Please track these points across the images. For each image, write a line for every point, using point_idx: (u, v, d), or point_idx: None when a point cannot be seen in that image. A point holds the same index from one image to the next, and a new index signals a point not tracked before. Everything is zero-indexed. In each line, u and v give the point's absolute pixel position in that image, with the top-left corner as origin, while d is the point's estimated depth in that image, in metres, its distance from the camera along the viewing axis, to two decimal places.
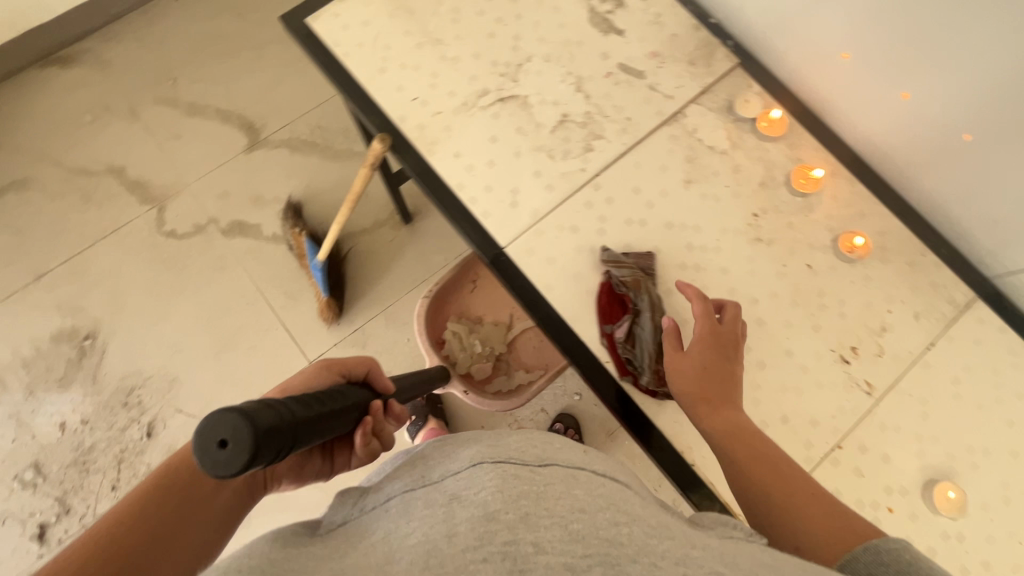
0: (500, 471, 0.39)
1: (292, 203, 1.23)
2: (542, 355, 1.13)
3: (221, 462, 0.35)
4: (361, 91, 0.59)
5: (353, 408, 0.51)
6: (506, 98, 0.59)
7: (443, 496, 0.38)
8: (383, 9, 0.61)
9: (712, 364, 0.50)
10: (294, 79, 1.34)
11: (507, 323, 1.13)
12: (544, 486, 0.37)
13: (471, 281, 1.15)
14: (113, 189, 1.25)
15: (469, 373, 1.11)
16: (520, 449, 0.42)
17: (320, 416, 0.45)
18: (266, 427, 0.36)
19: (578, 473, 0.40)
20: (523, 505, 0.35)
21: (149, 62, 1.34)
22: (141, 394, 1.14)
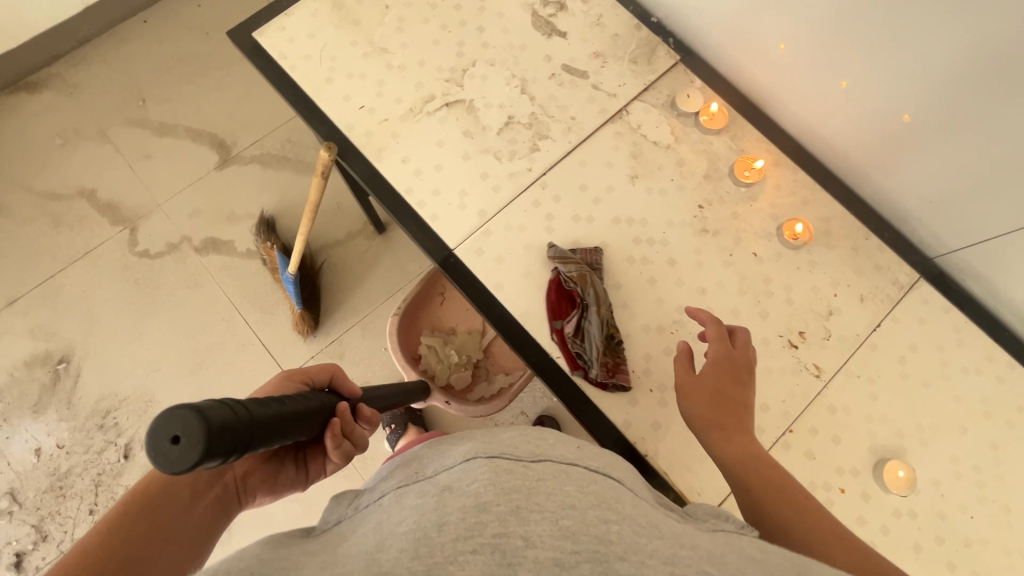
0: (493, 465, 0.38)
1: (265, 218, 1.24)
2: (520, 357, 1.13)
3: (171, 459, 0.33)
4: (310, 101, 0.60)
5: (319, 412, 0.50)
6: (452, 103, 0.60)
7: (436, 488, 0.38)
8: (329, 20, 0.62)
9: (723, 386, 0.50)
10: (263, 95, 1.35)
11: (480, 330, 1.12)
12: (535, 479, 0.37)
13: (439, 296, 1.15)
14: (84, 211, 1.25)
15: (449, 384, 1.10)
16: (515, 444, 0.42)
17: (281, 414, 0.44)
18: (222, 423, 0.35)
19: (572, 466, 0.39)
20: (516, 498, 0.35)
21: (117, 84, 1.34)
22: (117, 416, 1.13)
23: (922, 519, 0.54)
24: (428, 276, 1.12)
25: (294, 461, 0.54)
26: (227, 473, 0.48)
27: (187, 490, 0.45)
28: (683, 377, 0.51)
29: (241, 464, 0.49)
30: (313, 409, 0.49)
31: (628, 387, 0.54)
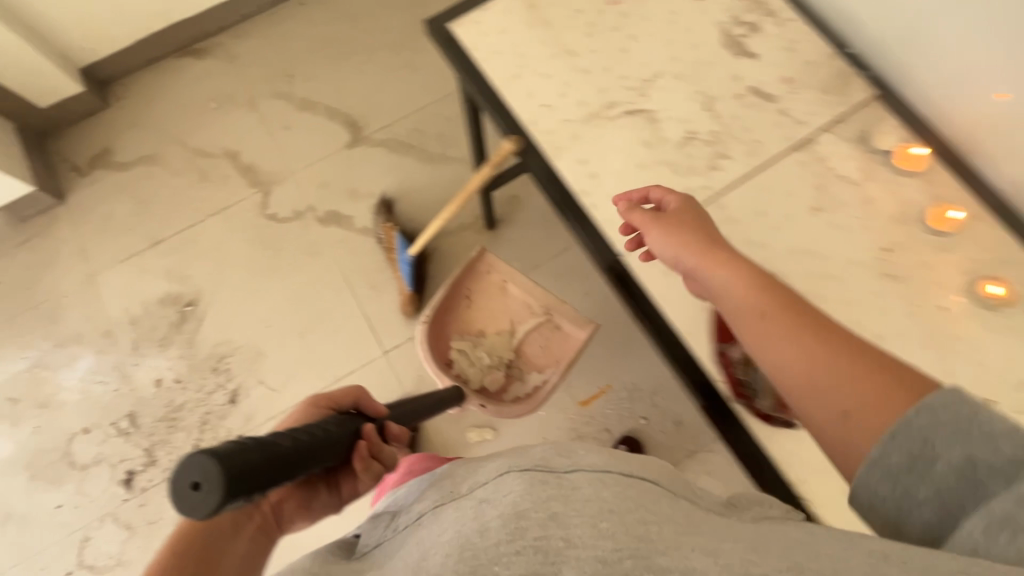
0: (528, 477, 0.38)
1: (386, 199, 1.29)
2: (552, 353, 1.12)
3: (195, 502, 0.39)
4: (494, 94, 0.62)
5: (343, 443, 0.55)
6: (633, 112, 0.60)
7: (473, 502, 0.39)
8: (520, 19, 0.64)
9: (696, 228, 0.54)
10: (397, 82, 1.41)
11: (508, 330, 1.14)
12: (571, 488, 0.37)
13: (464, 300, 1.15)
14: (227, 171, 1.36)
15: (484, 387, 1.12)
16: (547, 456, 0.41)
17: (299, 447, 0.50)
18: (235, 467, 0.41)
19: (608, 472, 0.39)
20: (552, 505, 0.35)
21: (271, 58, 1.45)
22: (230, 362, 1.22)
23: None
24: (451, 284, 1.12)
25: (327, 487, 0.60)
26: (262, 504, 0.56)
27: (230, 521, 0.52)
28: (657, 225, 0.54)
29: (274, 495, 0.57)
30: (333, 441, 0.54)
31: (793, 425, 0.55)
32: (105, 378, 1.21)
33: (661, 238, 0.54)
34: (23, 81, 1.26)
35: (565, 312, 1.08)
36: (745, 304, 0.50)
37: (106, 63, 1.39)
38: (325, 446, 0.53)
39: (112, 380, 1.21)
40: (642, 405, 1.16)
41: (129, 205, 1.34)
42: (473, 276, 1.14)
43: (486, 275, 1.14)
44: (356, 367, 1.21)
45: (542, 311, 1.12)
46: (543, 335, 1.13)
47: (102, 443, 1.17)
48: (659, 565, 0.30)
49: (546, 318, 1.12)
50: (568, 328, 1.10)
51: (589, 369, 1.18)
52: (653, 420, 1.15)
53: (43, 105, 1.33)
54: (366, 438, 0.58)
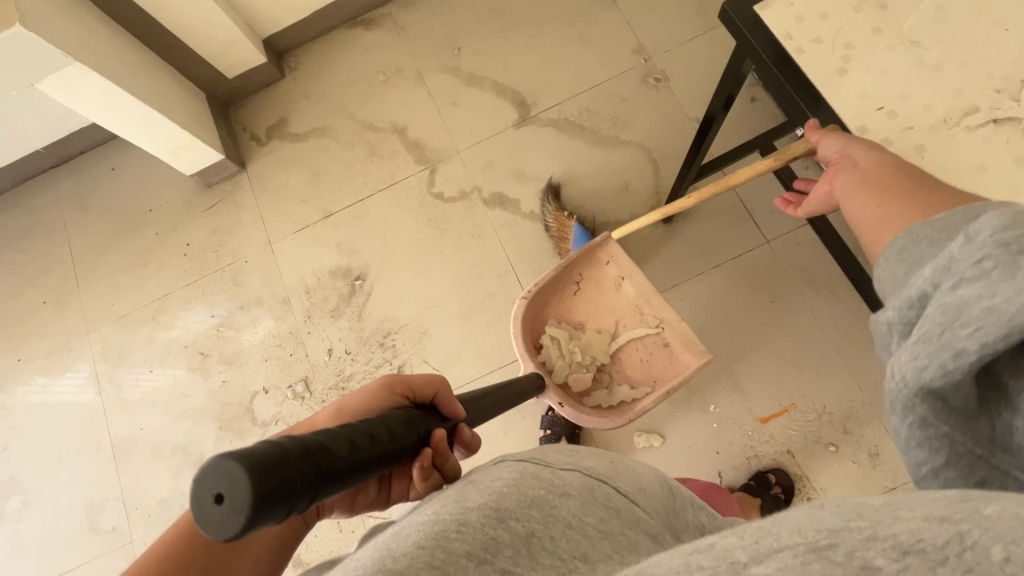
0: (520, 468, 0.34)
1: (554, 184, 1.24)
2: (650, 371, 1.04)
3: (217, 521, 0.29)
4: (814, 90, 0.53)
5: (409, 448, 0.44)
6: (1002, 119, 0.49)
7: (459, 484, 0.35)
8: (846, 2, 0.55)
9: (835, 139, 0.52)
10: (569, 58, 1.34)
11: (610, 331, 1.06)
12: (558, 495, 0.32)
13: (573, 284, 1.06)
14: (395, 146, 1.36)
15: (567, 383, 1.03)
16: (546, 451, 0.37)
17: (356, 458, 0.38)
18: (274, 484, 0.30)
19: (601, 483, 0.34)
20: (533, 522, 0.30)
21: (439, 31, 1.41)
22: (395, 339, 1.24)
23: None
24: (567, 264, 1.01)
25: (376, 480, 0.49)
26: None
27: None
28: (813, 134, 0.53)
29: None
30: (400, 450, 0.43)
31: None
32: (283, 342, 1.28)
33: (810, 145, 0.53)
34: (217, 51, 1.30)
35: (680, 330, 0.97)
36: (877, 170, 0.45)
37: (285, 34, 1.41)
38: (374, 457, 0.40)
39: (288, 345, 1.28)
40: (831, 431, 1.06)
41: (303, 176, 1.37)
42: (591, 262, 1.04)
43: (605, 265, 1.03)
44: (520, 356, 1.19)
45: (653, 323, 1.03)
46: (646, 348, 1.04)
47: (280, 404, 1.24)
48: None
49: (658, 333, 1.02)
50: (677, 351, 1.00)
51: (770, 385, 1.09)
52: (843, 450, 1.05)
53: (230, 75, 1.38)
54: (434, 447, 0.46)
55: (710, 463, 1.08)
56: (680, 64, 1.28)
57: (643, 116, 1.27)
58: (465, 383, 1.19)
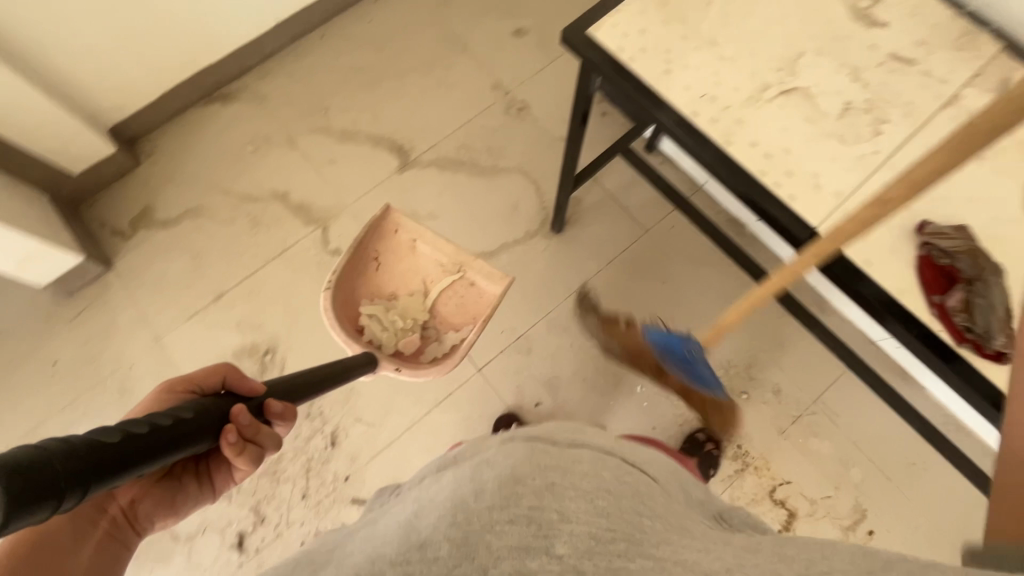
0: (531, 447, 0.44)
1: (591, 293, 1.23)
2: (468, 311, 1.07)
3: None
4: (651, 90, 0.64)
5: (201, 432, 0.49)
6: (789, 91, 0.63)
7: (480, 462, 0.44)
8: (657, 17, 0.66)
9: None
10: (435, 103, 1.42)
11: (422, 290, 1.08)
12: (570, 462, 0.42)
13: (373, 261, 1.07)
14: (279, 213, 1.33)
15: (398, 351, 1.03)
16: (553, 433, 0.47)
17: (140, 445, 0.43)
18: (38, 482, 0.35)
19: (607, 455, 0.45)
20: (551, 475, 0.40)
21: (303, 95, 1.43)
22: (322, 405, 1.19)
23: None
24: (356, 242, 1.03)
25: (194, 477, 0.61)
26: (113, 506, 0.55)
27: (74, 536, 0.52)
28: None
29: (126, 494, 0.57)
30: (191, 431, 0.48)
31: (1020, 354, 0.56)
32: None
33: None
34: (56, 149, 1.19)
35: (481, 266, 1.04)
36: None
37: (132, 121, 1.33)
38: (158, 442, 0.44)
39: None
40: (740, 380, 1.19)
41: (182, 261, 1.29)
42: (381, 235, 1.07)
43: (395, 234, 1.07)
44: (453, 388, 1.20)
45: (455, 269, 1.08)
46: (457, 293, 1.08)
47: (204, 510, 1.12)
48: (651, 553, 0.35)
49: (461, 273, 1.07)
50: (483, 284, 1.06)
51: None
52: (753, 395, 1.18)
53: (75, 172, 1.27)
54: (236, 421, 0.52)
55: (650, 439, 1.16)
56: (535, 93, 1.42)
57: (514, 143, 1.38)
58: (406, 429, 1.17)
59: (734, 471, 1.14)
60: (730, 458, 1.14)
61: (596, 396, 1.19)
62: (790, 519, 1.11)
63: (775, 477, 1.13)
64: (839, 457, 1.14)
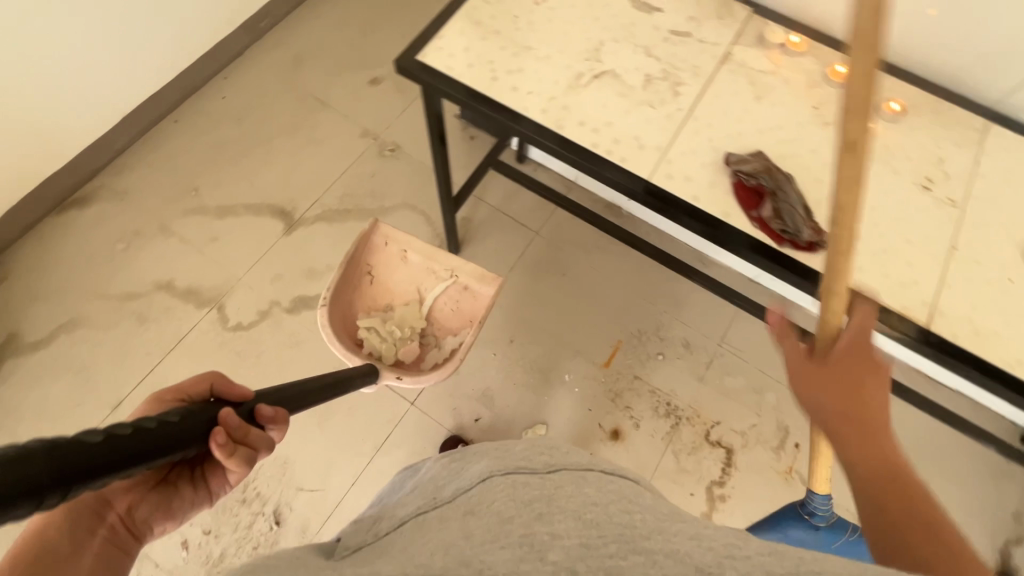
0: (512, 482, 0.38)
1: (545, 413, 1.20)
2: (462, 315, 1.10)
3: None
4: (485, 96, 0.71)
5: (190, 438, 0.42)
6: (599, 75, 0.73)
7: (463, 507, 0.37)
8: (475, 35, 0.75)
9: (863, 380, 0.47)
10: (308, 161, 1.44)
11: (416, 298, 1.10)
12: (555, 486, 0.37)
13: (367, 276, 1.10)
14: (167, 303, 1.27)
15: (399, 361, 1.06)
16: (530, 458, 0.41)
17: (131, 447, 0.36)
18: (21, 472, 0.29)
19: (590, 471, 0.39)
20: (536, 506, 0.34)
21: (169, 182, 1.39)
22: (257, 486, 1.13)
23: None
24: (348, 259, 1.06)
25: (189, 481, 0.53)
26: (109, 515, 0.49)
27: (66, 547, 0.45)
28: (792, 380, 0.51)
29: (122, 502, 0.50)
30: (178, 437, 0.40)
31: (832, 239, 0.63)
32: None
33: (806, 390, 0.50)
34: None
35: (469, 268, 1.07)
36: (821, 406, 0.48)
37: None
38: (147, 445, 0.37)
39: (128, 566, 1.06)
40: (653, 342, 1.29)
41: (65, 380, 1.18)
42: (372, 250, 1.09)
43: (384, 248, 1.09)
44: (390, 428, 1.19)
45: (446, 274, 1.10)
46: (451, 297, 1.11)
47: None
48: (643, 546, 0.30)
49: (453, 280, 1.10)
50: (474, 286, 1.08)
51: (597, 335, 1.29)
52: (667, 353, 1.28)
53: None
54: (224, 424, 0.46)
55: (589, 421, 1.22)
56: (403, 133, 1.49)
57: (395, 182, 1.43)
58: (351, 484, 1.14)
59: (669, 426, 1.22)
60: (663, 414, 1.23)
61: (530, 395, 1.23)
62: (728, 455, 1.20)
63: (705, 419, 1.23)
64: (754, 388, 1.26)
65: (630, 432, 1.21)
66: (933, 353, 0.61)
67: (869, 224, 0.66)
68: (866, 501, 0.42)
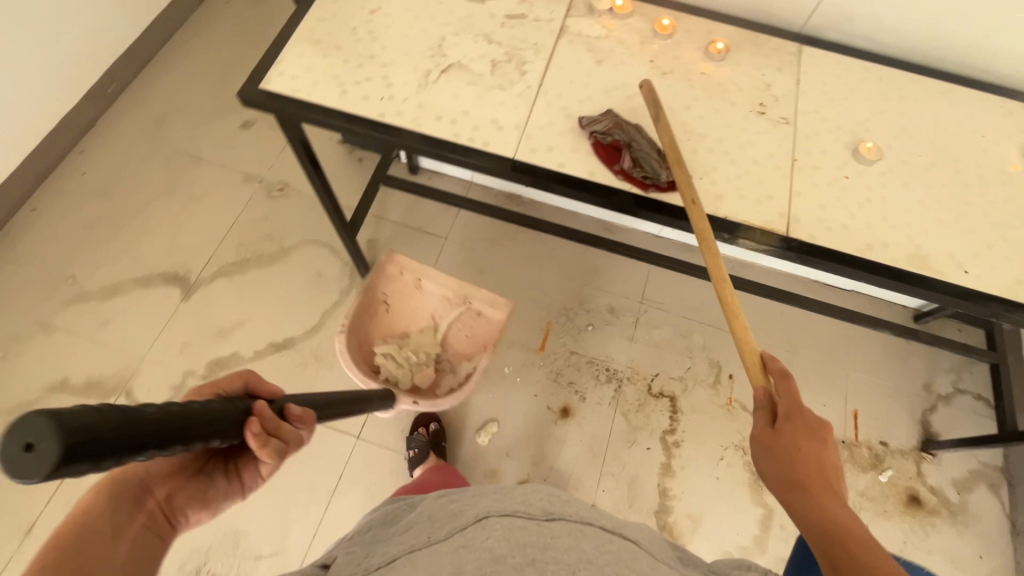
0: (507, 523, 0.46)
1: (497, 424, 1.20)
2: (478, 339, 1.10)
3: (25, 471, 0.27)
4: (338, 111, 0.71)
5: (228, 426, 0.41)
6: (447, 69, 0.74)
7: (460, 539, 0.45)
8: (315, 54, 0.74)
9: (810, 446, 0.57)
10: (194, 219, 1.37)
11: (431, 325, 1.11)
12: (551, 535, 0.45)
13: (383, 305, 1.11)
14: (65, 403, 1.16)
15: (415, 386, 1.07)
16: (529, 503, 0.49)
17: (181, 425, 0.36)
18: (90, 428, 0.29)
19: (585, 526, 0.48)
20: (530, 551, 0.43)
21: (39, 274, 1.28)
22: (210, 568, 1.05)
23: (921, 170, 0.73)
24: (365, 289, 1.06)
25: (225, 471, 0.47)
26: (147, 500, 0.42)
27: (105, 530, 0.38)
28: (756, 453, 0.60)
29: (161, 488, 0.43)
30: (220, 419, 0.40)
31: None
32: None
33: (766, 467, 0.59)
34: None
35: (483, 293, 1.07)
36: (778, 477, 0.57)
37: None
38: (186, 428, 0.36)
39: None
40: (581, 315, 1.32)
41: None
42: (387, 279, 1.10)
43: (400, 276, 1.10)
44: (341, 468, 1.15)
45: (460, 300, 1.09)
46: (465, 324, 1.11)
47: None
48: None
49: (467, 305, 1.09)
50: (489, 311, 1.08)
51: (527, 322, 1.31)
52: (597, 322, 1.32)
53: None
54: (260, 415, 0.44)
55: (538, 405, 1.23)
56: (289, 169, 1.44)
57: (291, 220, 1.38)
58: (312, 536, 1.09)
59: (613, 392, 1.25)
60: (606, 381, 1.26)
61: (476, 397, 1.23)
62: (673, 403, 1.25)
63: (645, 375, 1.27)
64: (681, 334, 1.32)
65: (578, 407, 1.23)
66: (799, 257, 0.67)
67: (720, 154, 0.71)
68: (818, 541, 0.50)
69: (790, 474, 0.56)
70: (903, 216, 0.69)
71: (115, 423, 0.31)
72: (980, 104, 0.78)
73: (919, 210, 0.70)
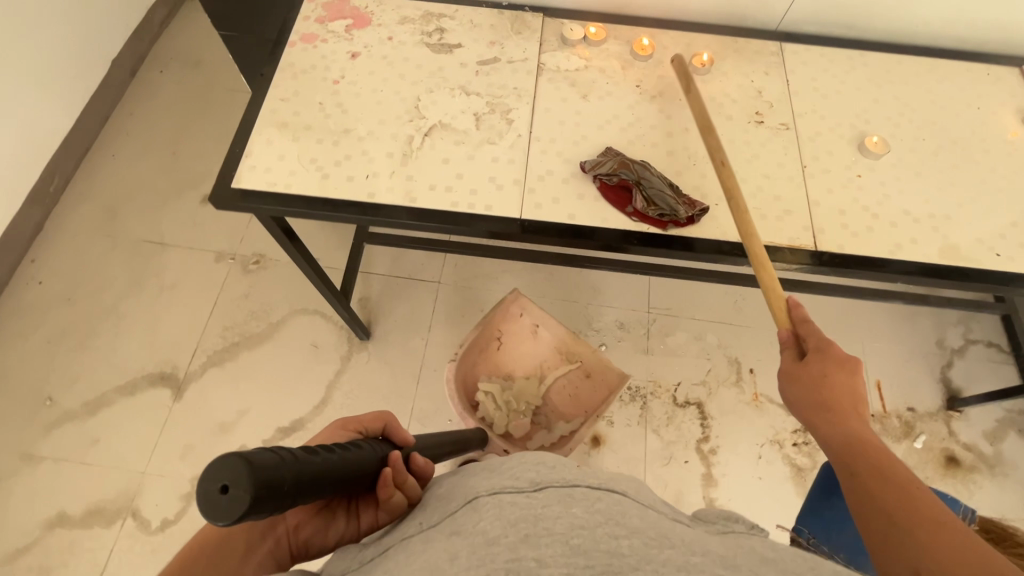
0: (494, 501, 0.32)
1: None
2: (579, 403, 1.08)
3: (218, 513, 0.28)
4: (322, 198, 0.65)
5: (363, 473, 0.42)
6: (429, 130, 0.70)
7: (444, 528, 0.32)
8: (284, 138, 0.68)
9: (838, 375, 0.54)
10: (171, 310, 1.28)
11: (537, 374, 1.10)
12: (541, 505, 0.31)
13: (496, 341, 1.08)
14: (66, 538, 1.07)
15: (508, 432, 1.05)
16: (515, 473, 0.35)
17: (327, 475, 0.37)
18: (270, 472, 0.30)
19: (574, 484, 0.34)
20: (524, 526, 0.30)
21: (12, 403, 1.18)
22: None
23: (927, 155, 0.71)
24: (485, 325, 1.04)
25: (347, 511, 0.46)
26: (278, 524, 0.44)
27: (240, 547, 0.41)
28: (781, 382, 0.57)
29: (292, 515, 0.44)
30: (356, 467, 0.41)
31: (707, 207, 0.65)
32: None
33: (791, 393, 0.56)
34: None
35: (598, 359, 1.06)
36: (802, 402, 0.54)
37: None
38: (330, 478, 0.37)
39: None
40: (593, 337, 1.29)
41: None
42: (508, 320, 1.06)
43: (519, 318, 1.06)
44: None
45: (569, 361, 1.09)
46: (571, 384, 1.09)
47: None
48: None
49: (576, 367, 1.08)
50: (597, 376, 1.07)
51: None
52: (609, 341, 1.29)
53: None
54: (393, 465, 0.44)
55: None
56: (261, 239, 1.37)
57: (274, 292, 1.31)
58: None
59: (639, 410, 1.22)
60: (630, 400, 1.23)
61: None
62: (701, 410, 1.23)
63: (669, 386, 1.25)
64: (695, 337, 1.30)
65: (607, 432, 1.20)
66: (831, 270, 0.64)
67: None
68: (839, 463, 0.49)
69: (813, 401, 0.54)
70: (920, 207, 0.68)
71: (290, 471, 0.33)
72: (964, 77, 0.78)
73: (934, 197, 0.68)
